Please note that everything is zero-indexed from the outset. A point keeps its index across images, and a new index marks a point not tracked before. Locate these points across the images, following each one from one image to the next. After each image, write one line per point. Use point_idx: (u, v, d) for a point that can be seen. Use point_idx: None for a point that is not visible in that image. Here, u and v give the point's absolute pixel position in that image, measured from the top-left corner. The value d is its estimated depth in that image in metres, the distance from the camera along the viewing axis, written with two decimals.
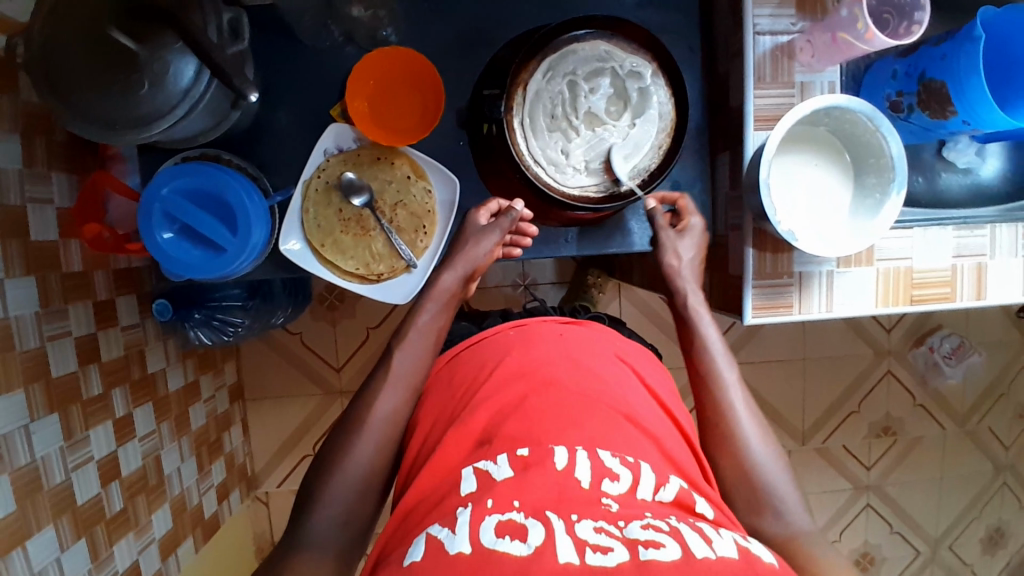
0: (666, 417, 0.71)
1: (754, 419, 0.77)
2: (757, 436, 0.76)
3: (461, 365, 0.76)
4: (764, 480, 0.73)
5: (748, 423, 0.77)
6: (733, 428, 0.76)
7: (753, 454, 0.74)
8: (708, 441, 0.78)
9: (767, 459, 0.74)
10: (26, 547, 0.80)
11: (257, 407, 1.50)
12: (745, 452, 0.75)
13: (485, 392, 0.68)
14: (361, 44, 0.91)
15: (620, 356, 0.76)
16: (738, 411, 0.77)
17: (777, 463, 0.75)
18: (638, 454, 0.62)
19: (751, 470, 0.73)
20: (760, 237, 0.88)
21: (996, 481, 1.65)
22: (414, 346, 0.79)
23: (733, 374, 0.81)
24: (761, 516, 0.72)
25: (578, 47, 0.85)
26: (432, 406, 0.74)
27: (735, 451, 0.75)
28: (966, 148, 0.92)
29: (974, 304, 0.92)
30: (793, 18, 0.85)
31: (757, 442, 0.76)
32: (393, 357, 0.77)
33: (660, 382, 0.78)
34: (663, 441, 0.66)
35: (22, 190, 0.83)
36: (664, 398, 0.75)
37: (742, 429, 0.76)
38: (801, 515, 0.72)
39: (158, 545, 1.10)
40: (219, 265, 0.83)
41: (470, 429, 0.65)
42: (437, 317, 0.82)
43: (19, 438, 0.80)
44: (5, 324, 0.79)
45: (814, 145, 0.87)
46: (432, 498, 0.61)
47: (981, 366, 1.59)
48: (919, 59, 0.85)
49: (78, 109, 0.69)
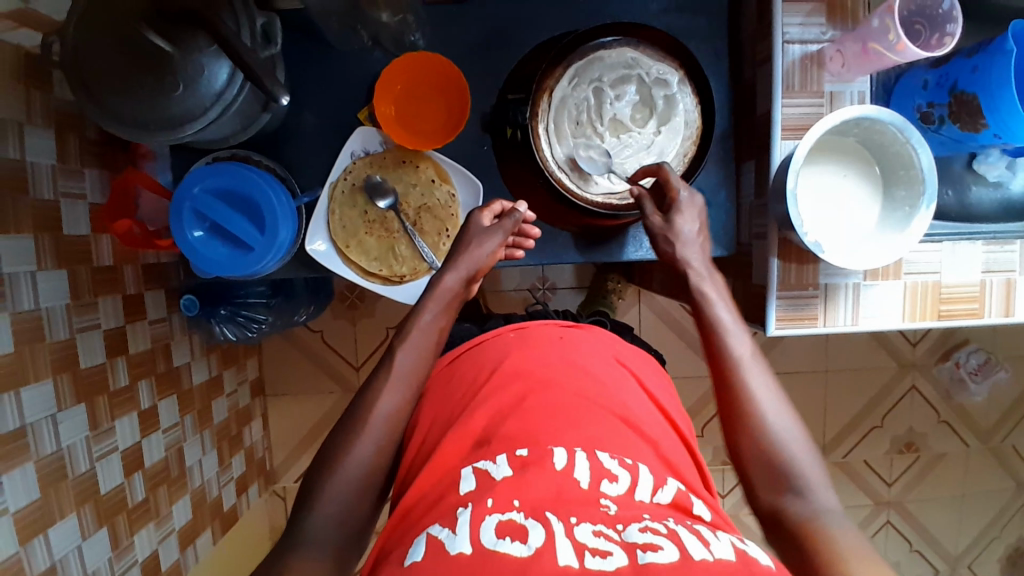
0: (663, 421, 0.71)
1: (774, 395, 0.71)
2: (779, 412, 0.70)
3: (459, 368, 0.76)
4: (784, 459, 0.67)
5: (767, 399, 0.70)
6: (749, 405, 0.70)
7: (772, 432, 0.68)
8: (725, 420, 0.72)
9: (788, 437, 0.68)
10: (48, 535, 0.82)
11: (276, 402, 1.52)
12: (762, 430, 0.69)
13: (485, 394, 0.68)
14: (388, 47, 0.92)
15: (619, 359, 0.76)
16: (754, 387, 0.71)
17: (800, 441, 0.68)
18: (635, 456, 0.62)
19: (768, 450, 0.68)
20: (785, 247, 0.87)
21: (1018, 500, 1.61)
22: (413, 347, 0.77)
23: (747, 350, 0.74)
24: (782, 495, 0.65)
25: (604, 55, 0.85)
26: (430, 411, 0.73)
27: (751, 429, 0.69)
28: (997, 161, 0.90)
29: (1003, 321, 0.90)
30: (822, 27, 0.84)
31: (778, 420, 0.69)
32: (396, 356, 0.75)
33: (658, 385, 0.77)
34: (661, 445, 0.66)
35: (54, 184, 0.85)
36: (662, 401, 0.74)
37: (759, 407, 0.70)
38: (828, 496, 0.64)
39: (177, 536, 1.12)
40: (248, 263, 0.85)
41: (469, 429, 0.65)
42: (438, 318, 0.80)
43: (45, 427, 0.82)
44: (36, 316, 0.81)
45: (840, 155, 0.86)
46: (429, 498, 0.61)
47: (1007, 384, 1.56)
48: (951, 69, 0.84)
49: (113, 108, 0.71)
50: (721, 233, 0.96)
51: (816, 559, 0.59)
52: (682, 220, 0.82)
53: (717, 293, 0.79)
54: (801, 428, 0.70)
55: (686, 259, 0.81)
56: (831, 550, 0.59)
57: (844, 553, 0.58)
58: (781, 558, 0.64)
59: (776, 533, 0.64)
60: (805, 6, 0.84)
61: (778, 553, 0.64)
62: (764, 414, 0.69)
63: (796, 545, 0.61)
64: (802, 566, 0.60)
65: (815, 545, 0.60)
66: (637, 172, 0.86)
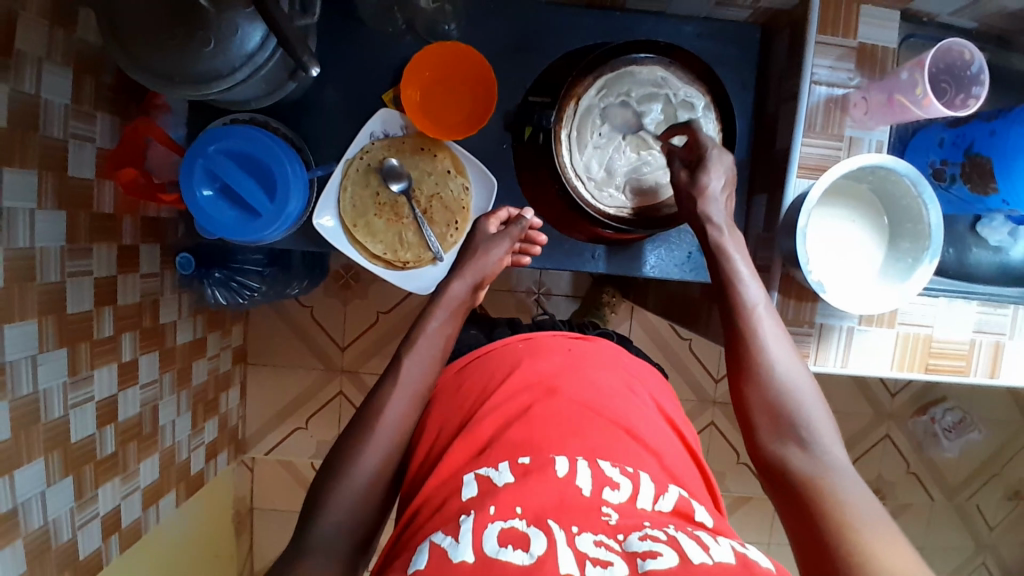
0: (671, 433, 0.72)
1: (783, 349, 0.73)
2: (791, 368, 0.72)
3: (469, 375, 0.76)
4: (791, 413, 0.69)
5: (776, 353, 0.72)
6: (758, 357, 0.72)
7: (780, 383, 0.70)
8: (736, 371, 0.74)
9: (798, 391, 0.70)
10: (13, 477, 0.81)
11: (257, 372, 1.51)
12: (771, 381, 0.71)
13: (493, 401, 0.68)
14: (421, 34, 0.93)
15: (629, 373, 0.77)
16: (764, 340, 0.73)
17: (811, 396, 0.70)
18: (638, 465, 0.62)
19: (776, 402, 0.70)
20: (786, 282, 0.88)
21: (974, 559, 1.64)
22: (421, 354, 0.77)
23: (763, 304, 0.76)
24: (786, 444, 0.68)
25: (636, 70, 0.86)
26: (436, 419, 0.73)
27: (760, 381, 0.71)
28: (1000, 226, 0.93)
29: (987, 381, 0.92)
30: (850, 73, 0.86)
31: (789, 374, 0.71)
32: (403, 362, 0.76)
33: (669, 403, 0.78)
34: (664, 455, 0.66)
35: (64, 125, 0.84)
36: (670, 414, 0.75)
37: (767, 358, 0.72)
38: (834, 449, 0.66)
39: (141, 493, 1.10)
40: (253, 230, 0.84)
41: (476, 437, 0.65)
42: (446, 324, 0.80)
43: (24, 367, 0.81)
44: (28, 254, 0.80)
45: (853, 203, 0.87)
46: (434, 501, 0.61)
47: (979, 443, 1.59)
48: (969, 130, 0.85)
49: (141, 57, 0.71)
50: None
51: (814, 508, 0.61)
52: (710, 176, 0.81)
53: (738, 249, 0.80)
54: (813, 384, 0.71)
55: (707, 223, 0.80)
56: (832, 501, 0.61)
57: (847, 504, 0.60)
58: (778, 506, 0.66)
59: (777, 481, 0.67)
60: (836, 50, 0.85)
61: (776, 501, 0.67)
62: (773, 368, 0.71)
63: (796, 496, 0.64)
64: (799, 513, 0.62)
65: (816, 497, 0.62)
66: (667, 131, 0.86)
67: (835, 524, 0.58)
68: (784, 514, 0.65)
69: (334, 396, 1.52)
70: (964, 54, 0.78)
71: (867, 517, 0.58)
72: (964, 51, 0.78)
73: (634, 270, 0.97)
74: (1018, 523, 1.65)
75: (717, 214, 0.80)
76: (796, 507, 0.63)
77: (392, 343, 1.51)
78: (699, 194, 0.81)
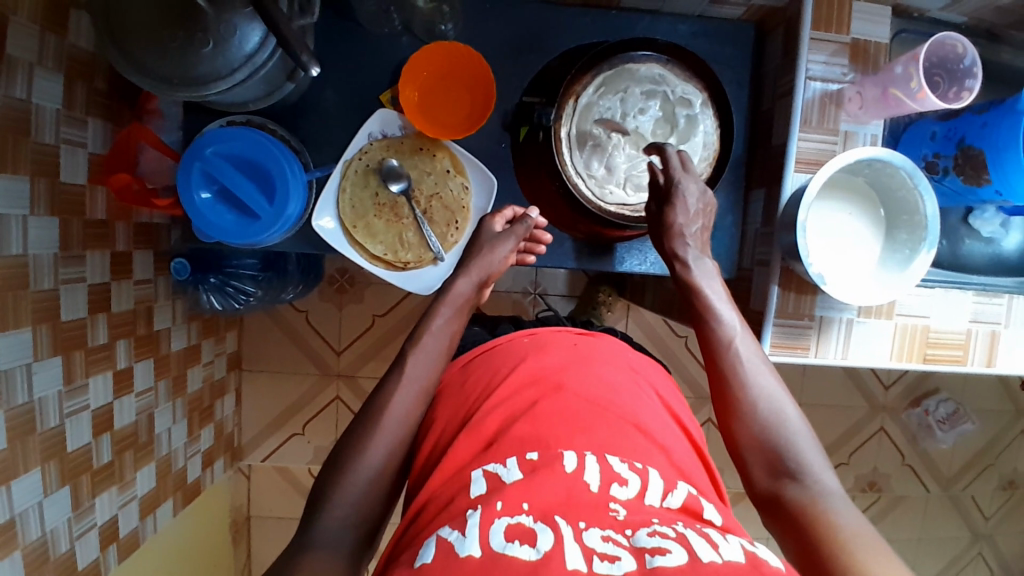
0: (677, 429, 0.72)
1: (771, 384, 0.74)
2: (777, 400, 0.73)
3: (475, 371, 0.76)
4: (782, 447, 0.70)
5: (763, 388, 0.74)
6: (746, 395, 0.74)
7: (770, 418, 0.72)
8: (721, 406, 0.76)
9: (786, 424, 0.71)
10: (10, 486, 0.79)
11: (252, 378, 1.50)
12: (759, 418, 0.72)
13: (498, 398, 0.68)
14: (418, 35, 0.93)
15: (632, 368, 0.77)
16: (750, 378, 0.75)
17: (801, 431, 0.71)
18: (646, 461, 0.62)
19: (765, 437, 0.71)
20: (786, 275, 0.89)
21: (971, 549, 1.66)
22: (427, 350, 0.77)
23: (746, 348, 0.77)
24: (780, 477, 0.68)
25: (634, 67, 0.86)
26: (441, 415, 0.73)
27: (749, 418, 0.72)
28: (992, 218, 0.93)
29: (984, 370, 0.94)
30: (844, 68, 0.87)
31: (775, 403, 0.73)
32: (409, 358, 0.76)
33: (677, 402, 0.78)
34: (672, 452, 0.66)
35: (56, 130, 0.82)
36: (674, 408, 0.76)
37: (754, 395, 0.73)
38: (827, 479, 0.67)
39: (138, 502, 1.08)
40: (252, 233, 0.84)
41: (482, 435, 0.65)
42: (450, 322, 0.81)
43: (19, 376, 0.79)
44: (22, 261, 0.78)
45: (851, 196, 0.88)
46: (441, 498, 0.60)
47: (974, 434, 1.61)
48: (960, 124, 0.87)
49: (138, 57, 0.70)
50: (723, 255, 0.98)
51: (818, 538, 0.61)
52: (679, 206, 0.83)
53: (714, 291, 0.82)
54: (802, 418, 0.72)
55: (679, 254, 0.84)
56: (826, 529, 0.61)
57: (844, 531, 0.60)
58: (777, 537, 0.67)
59: (773, 511, 0.67)
60: (830, 46, 0.86)
61: (779, 536, 0.67)
62: (759, 404, 0.73)
63: (792, 522, 0.64)
64: (803, 548, 0.62)
65: (813, 525, 0.62)
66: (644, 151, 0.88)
67: (829, 547, 0.59)
68: (790, 550, 0.64)
69: (331, 401, 1.51)
70: (956, 48, 0.80)
71: (863, 541, 0.59)
72: (956, 45, 0.80)
73: (629, 267, 0.98)
74: (1012, 512, 1.68)
75: (693, 261, 0.84)
76: (795, 535, 0.64)
77: (389, 346, 1.50)
78: (668, 234, 0.84)
